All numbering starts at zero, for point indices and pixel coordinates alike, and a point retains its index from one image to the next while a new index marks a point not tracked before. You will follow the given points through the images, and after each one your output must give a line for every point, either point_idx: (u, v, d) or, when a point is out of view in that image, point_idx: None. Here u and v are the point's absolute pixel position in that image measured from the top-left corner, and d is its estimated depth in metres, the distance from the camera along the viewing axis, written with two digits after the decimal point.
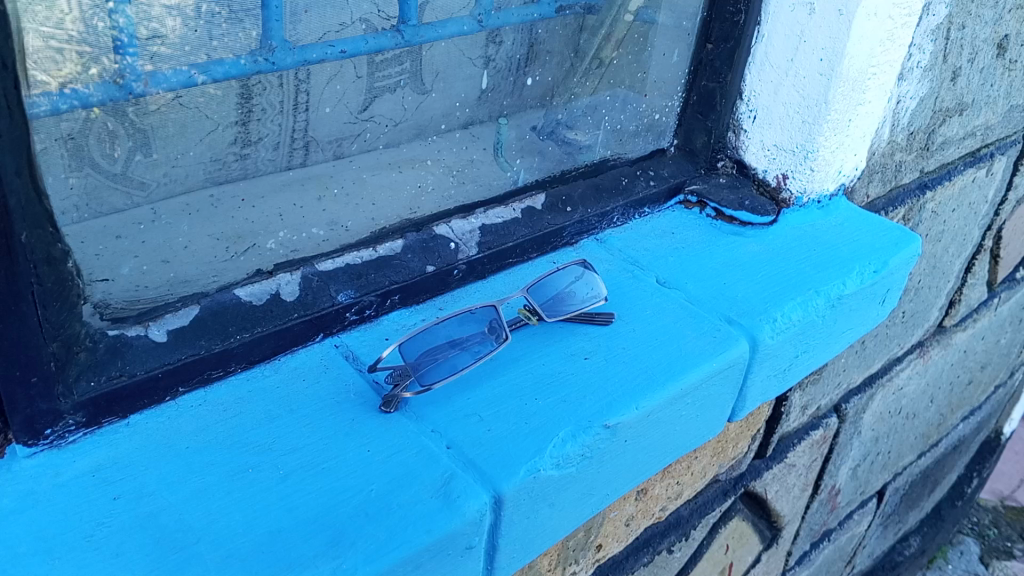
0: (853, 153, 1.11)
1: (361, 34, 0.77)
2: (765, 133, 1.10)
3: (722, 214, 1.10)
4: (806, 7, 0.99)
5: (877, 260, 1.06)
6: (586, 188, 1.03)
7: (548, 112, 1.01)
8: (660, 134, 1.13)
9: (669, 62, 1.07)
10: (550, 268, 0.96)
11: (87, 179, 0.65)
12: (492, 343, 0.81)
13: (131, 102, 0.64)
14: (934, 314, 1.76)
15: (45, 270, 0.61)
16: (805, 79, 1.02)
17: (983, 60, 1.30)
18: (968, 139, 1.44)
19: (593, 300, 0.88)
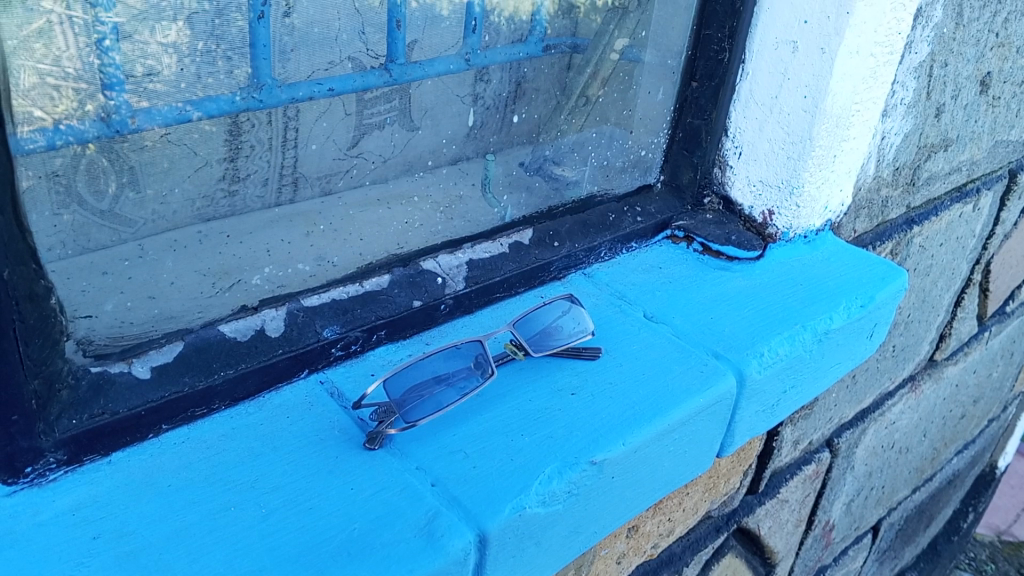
0: (839, 188, 1.12)
1: (349, 72, 0.78)
2: (751, 168, 1.11)
3: (709, 248, 1.10)
4: (789, 46, 1.00)
5: (864, 294, 1.06)
6: (573, 224, 1.05)
7: (535, 148, 1.01)
8: (647, 170, 1.13)
9: (654, 100, 1.08)
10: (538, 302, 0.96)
11: (75, 216, 0.65)
12: (478, 379, 0.81)
13: (121, 139, 0.65)
14: (925, 348, 1.76)
15: (27, 306, 0.62)
16: (789, 116, 1.03)
17: (967, 96, 1.31)
18: (954, 174, 1.45)
19: (581, 334, 0.89)
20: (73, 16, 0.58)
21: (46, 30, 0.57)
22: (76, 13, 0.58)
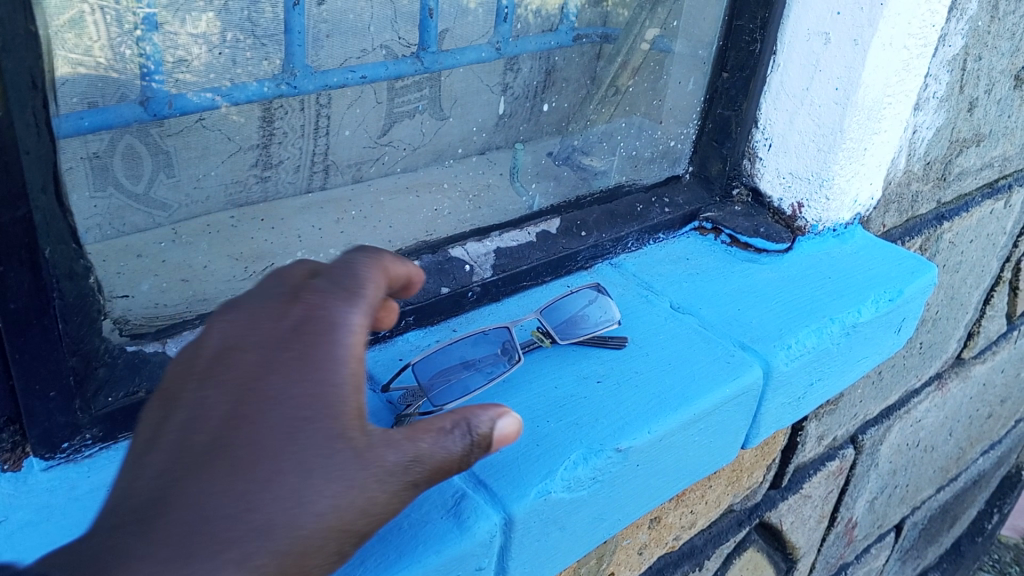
0: (869, 182, 1.10)
1: (381, 60, 0.80)
2: (780, 160, 1.09)
3: (737, 240, 1.10)
4: (821, 38, 0.98)
5: (893, 287, 1.05)
6: (601, 213, 1.03)
7: (564, 138, 1.03)
8: (676, 160, 1.12)
9: (685, 90, 1.07)
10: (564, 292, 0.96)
11: (111, 199, 0.67)
12: (505, 365, 0.82)
13: (156, 123, 0.67)
14: (953, 345, 1.75)
15: (67, 284, 0.63)
16: (820, 107, 1.01)
17: (1001, 91, 1.30)
18: (985, 170, 1.44)
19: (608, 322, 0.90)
20: (105, 5, 0.59)
21: (78, 19, 0.58)
22: (108, 5, 0.59)
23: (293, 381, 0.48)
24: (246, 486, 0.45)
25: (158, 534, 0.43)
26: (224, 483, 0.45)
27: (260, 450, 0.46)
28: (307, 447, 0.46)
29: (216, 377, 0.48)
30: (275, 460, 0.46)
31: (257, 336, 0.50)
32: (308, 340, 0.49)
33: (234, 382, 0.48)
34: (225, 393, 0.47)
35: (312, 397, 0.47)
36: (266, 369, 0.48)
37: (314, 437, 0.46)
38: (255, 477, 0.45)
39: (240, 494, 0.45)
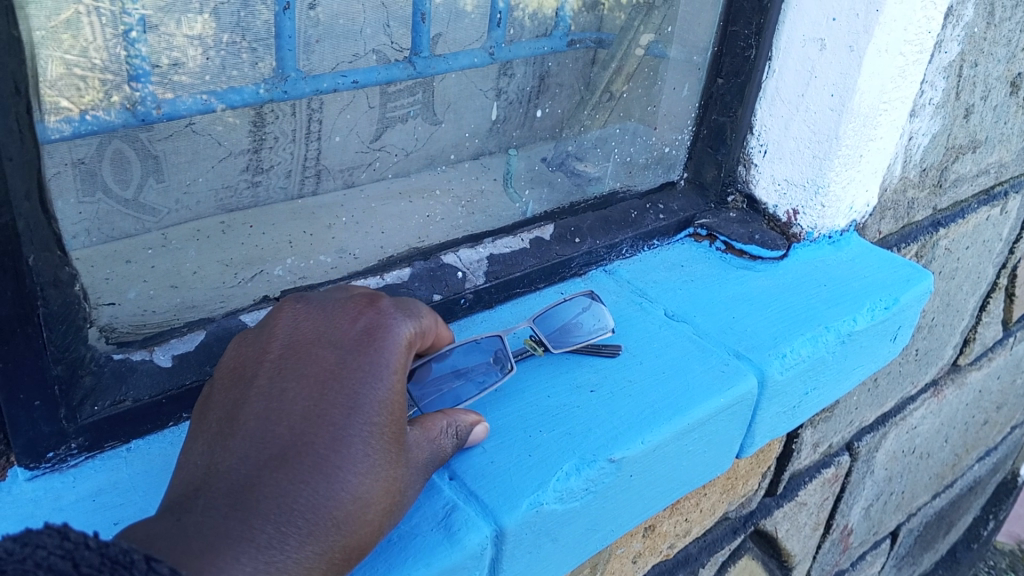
0: (865, 189, 1.10)
1: (373, 65, 0.79)
2: (776, 167, 1.08)
3: (732, 248, 1.09)
4: (817, 44, 0.97)
5: (888, 295, 1.05)
6: (596, 220, 1.03)
7: (557, 144, 1.01)
8: (671, 167, 1.12)
9: (679, 96, 1.07)
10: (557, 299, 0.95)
11: (99, 205, 0.66)
12: (497, 374, 0.81)
13: (145, 128, 0.66)
14: (949, 352, 1.74)
15: (52, 292, 0.62)
16: (816, 114, 1.00)
17: (997, 98, 1.29)
18: (982, 177, 1.43)
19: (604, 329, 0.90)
20: (101, 7, 0.58)
21: (74, 20, 0.57)
22: (104, 5, 0.59)
23: (359, 384, 0.62)
24: (328, 470, 0.57)
25: (255, 517, 0.54)
26: (307, 470, 0.57)
27: (339, 439, 0.59)
28: (375, 435, 0.60)
29: (294, 376, 0.62)
30: (351, 448, 0.59)
31: (325, 342, 0.65)
32: (368, 348, 0.64)
33: (311, 381, 0.62)
34: (305, 389, 0.61)
35: (376, 399, 0.61)
36: (337, 372, 0.62)
37: (378, 428, 0.60)
38: (334, 462, 0.58)
39: (322, 477, 0.57)
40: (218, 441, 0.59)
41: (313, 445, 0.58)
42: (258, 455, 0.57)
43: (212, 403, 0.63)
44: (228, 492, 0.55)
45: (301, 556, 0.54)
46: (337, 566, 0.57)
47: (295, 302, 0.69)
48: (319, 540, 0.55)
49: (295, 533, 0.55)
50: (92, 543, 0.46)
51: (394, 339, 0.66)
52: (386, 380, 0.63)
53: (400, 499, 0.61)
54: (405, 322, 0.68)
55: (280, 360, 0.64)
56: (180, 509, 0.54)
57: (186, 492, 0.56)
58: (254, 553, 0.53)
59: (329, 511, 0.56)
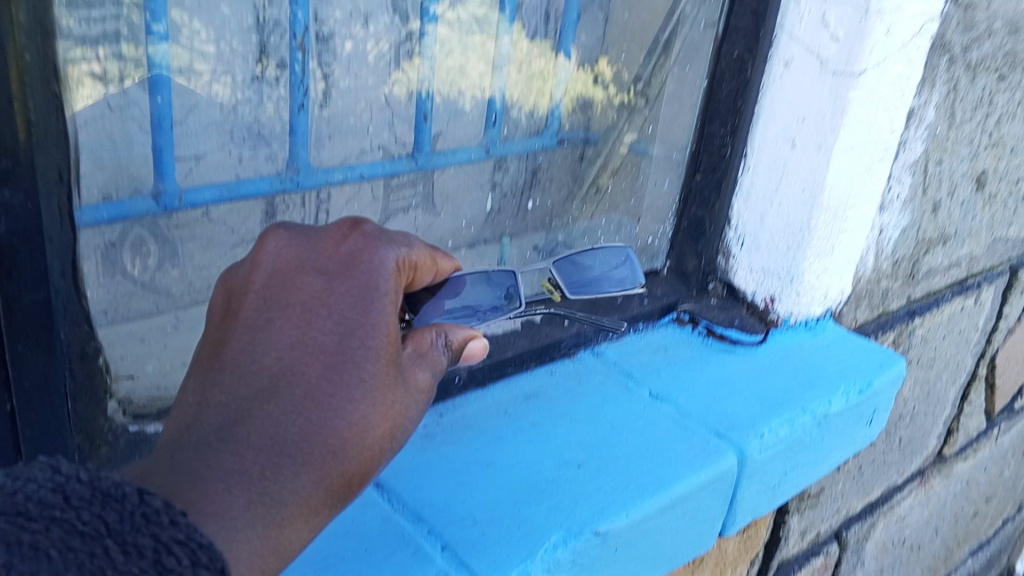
0: (838, 278, 1.16)
1: (379, 159, 0.90)
2: (753, 257, 1.14)
3: (713, 331, 1.15)
4: (788, 143, 1.04)
5: (862, 379, 1.10)
6: (583, 304, 1.07)
7: (548, 234, 1.10)
8: (653, 256, 1.17)
9: (661, 190, 1.14)
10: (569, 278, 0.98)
11: (120, 285, 0.72)
12: (502, 310, 0.84)
13: (166, 216, 0.75)
14: (933, 442, 1.78)
15: (77, 364, 0.67)
16: (789, 207, 1.07)
17: (963, 194, 1.37)
18: (953, 269, 1.50)
19: (631, 285, 1.00)
20: (127, 107, 0.68)
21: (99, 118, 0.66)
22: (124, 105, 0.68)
23: (346, 313, 0.63)
24: (322, 402, 0.61)
25: (250, 451, 0.58)
26: (299, 403, 0.61)
27: (330, 374, 0.62)
28: (366, 361, 0.63)
29: (280, 305, 0.64)
30: (342, 381, 0.62)
31: (312, 267, 0.65)
32: (355, 273, 0.65)
33: (296, 310, 0.63)
34: (293, 317, 0.63)
35: (364, 327, 0.63)
36: (325, 301, 0.64)
37: (368, 356, 0.63)
38: (326, 393, 0.61)
39: (316, 411, 0.61)
40: (208, 371, 0.62)
41: (301, 378, 0.61)
42: (247, 387, 0.61)
43: (205, 330, 0.65)
44: (220, 424, 0.59)
45: (300, 484, 0.59)
46: (339, 490, 0.61)
47: (280, 224, 0.69)
48: (316, 469, 0.60)
49: (290, 464, 0.59)
50: (82, 478, 0.51)
51: (381, 262, 0.66)
52: (375, 306, 0.64)
53: (398, 424, 0.64)
54: (390, 245, 0.68)
55: (264, 286, 0.65)
56: (175, 443, 0.58)
57: (181, 424, 0.60)
58: (249, 487, 0.57)
59: (325, 439, 0.60)
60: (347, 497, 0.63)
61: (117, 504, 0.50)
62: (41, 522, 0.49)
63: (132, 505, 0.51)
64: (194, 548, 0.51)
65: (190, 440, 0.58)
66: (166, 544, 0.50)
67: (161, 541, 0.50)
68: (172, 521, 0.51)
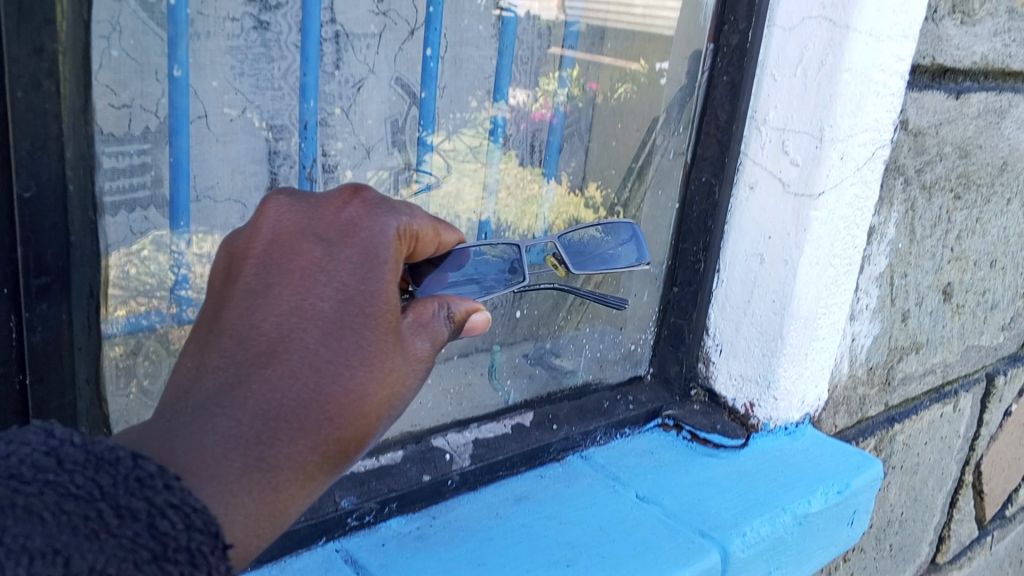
0: (814, 383, 1.21)
1: None
2: (731, 364, 1.21)
3: (697, 436, 1.19)
4: (757, 258, 1.13)
5: (840, 480, 1.14)
6: (570, 408, 1.15)
7: (536, 342, 1.17)
8: (637, 362, 1.25)
9: (641, 301, 1.22)
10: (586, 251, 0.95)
11: (134, 394, 0.84)
12: (505, 283, 0.85)
13: (181, 326, 0.87)
14: (925, 550, 1.80)
15: None
16: (762, 317, 1.14)
17: (930, 304, 1.44)
18: (929, 375, 1.55)
19: (637, 262, 0.96)
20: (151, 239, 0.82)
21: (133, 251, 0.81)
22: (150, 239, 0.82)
23: (346, 280, 0.64)
24: (319, 369, 0.61)
25: (247, 415, 0.57)
26: (296, 368, 0.60)
27: (329, 340, 0.61)
28: (364, 328, 0.63)
29: (279, 272, 0.64)
30: (341, 348, 0.62)
31: (311, 234, 0.66)
32: (355, 241, 0.65)
33: (296, 276, 0.63)
34: (292, 284, 0.63)
35: (364, 294, 0.64)
36: (324, 268, 0.64)
37: (368, 323, 0.63)
38: (324, 360, 0.61)
39: (314, 377, 0.60)
40: (207, 337, 0.61)
41: (299, 343, 0.61)
42: (245, 352, 0.60)
43: (204, 303, 0.65)
44: (218, 388, 0.58)
45: (297, 449, 0.58)
46: (336, 456, 0.60)
47: (281, 192, 0.69)
48: (314, 435, 0.59)
49: (288, 429, 0.58)
50: (75, 442, 0.49)
51: (383, 229, 0.67)
52: (376, 273, 0.65)
53: (398, 391, 0.64)
54: (391, 213, 0.68)
55: (265, 252, 0.65)
56: (172, 408, 0.57)
57: (178, 390, 0.59)
58: (245, 450, 0.56)
59: (322, 406, 0.60)
60: (345, 463, 0.62)
61: (111, 467, 0.48)
62: (34, 485, 0.46)
63: (126, 468, 0.48)
64: (188, 512, 0.49)
65: (186, 404, 0.56)
66: (160, 508, 0.48)
67: (155, 504, 0.48)
68: (166, 486, 0.49)
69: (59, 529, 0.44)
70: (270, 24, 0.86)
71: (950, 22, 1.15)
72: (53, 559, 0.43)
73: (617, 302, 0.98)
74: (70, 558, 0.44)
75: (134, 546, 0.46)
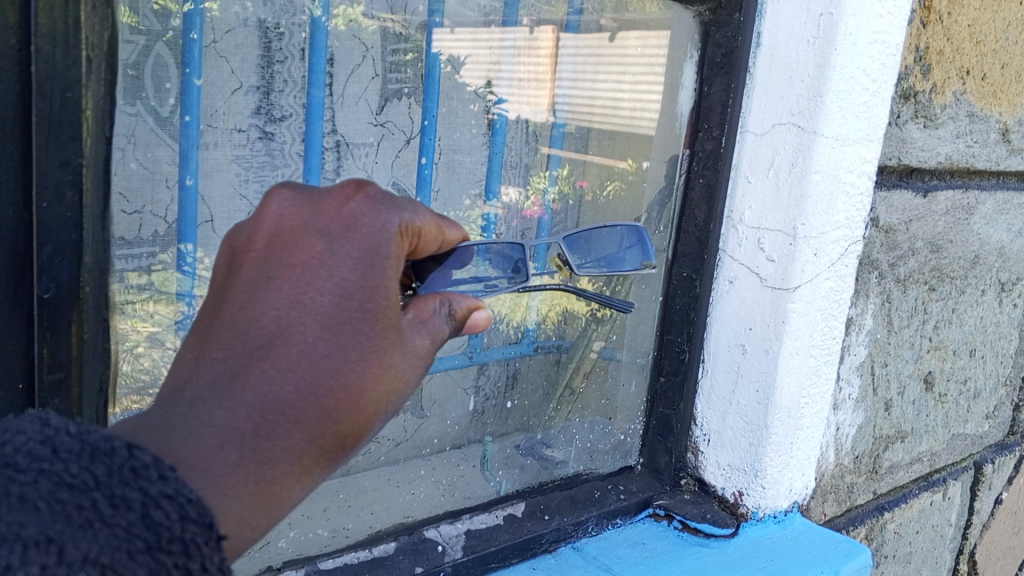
0: (800, 471, 1.24)
1: None
2: (719, 453, 1.23)
3: (687, 525, 1.20)
4: (739, 348, 1.16)
5: (830, 566, 1.14)
6: (562, 498, 1.16)
7: (528, 433, 1.21)
8: (627, 453, 1.28)
9: (629, 390, 1.26)
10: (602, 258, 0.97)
11: None
12: (507, 280, 0.89)
13: None
14: None
15: None
16: (745, 408, 1.17)
17: (913, 392, 1.47)
18: (916, 464, 1.57)
19: (641, 264, 1.00)
20: (157, 337, 0.87)
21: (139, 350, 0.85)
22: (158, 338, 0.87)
23: (346, 275, 0.63)
24: (317, 361, 0.60)
25: (243, 407, 0.57)
26: (294, 362, 0.60)
27: (328, 334, 0.61)
28: (364, 324, 0.63)
29: (280, 264, 0.63)
30: (339, 342, 0.62)
31: (312, 227, 0.65)
32: (356, 236, 0.65)
33: (297, 270, 0.63)
34: (291, 276, 0.62)
35: (363, 289, 0.63)
36: (325, 262, 0.63)
37: (366, 318, 0.63)
38: (322, 352, 0.61)
39: (312, 369, 0.60)
40: (207, 328, 0.61)
41: (299, 336, 0.60)
42: (244, 344, 0.59)
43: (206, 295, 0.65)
44: (216, 379, 0.58)
45: (293, 442, 0.58)
46: (332, 448, 0.61)
47: (285, 185, 0.69)
48: (310, 428, 0.59)
49: (284, 422, 0.58)
50: (71, 431, 0.49)
51: (385, 225, 0.66)
52: (376, 268, 0.64)
53: (395, 385, 0.65)
54: (394, 209, 0.68)
55: (266, 246, 0.64)
56: (170, 398, 0.57)
57: (177, 379, 0.59)
58: (241, 442, 0.56)
59: (319, 398, 0.60)
60: (340, 455, 0.62)
61: (105, 457, 0.48)
62: (30, 474, 0.47)
63: (121, 458, 0.48)
64: (183, 503, 0.49)
65: (184, 395, 0.56)
66: (155, 499, 0.48)
67: (151, 494, 0.48)
68: (160, 477, 0.49)
69: (53, 518, 0.45)
70: (274, 135, 0.92)
71: (913, 126, 1.22)
72: (46, 547, 0.44)
73: (622, 304, 1.01)
74: (64, 547, 0.45)
75: (129, 535, 0.47)
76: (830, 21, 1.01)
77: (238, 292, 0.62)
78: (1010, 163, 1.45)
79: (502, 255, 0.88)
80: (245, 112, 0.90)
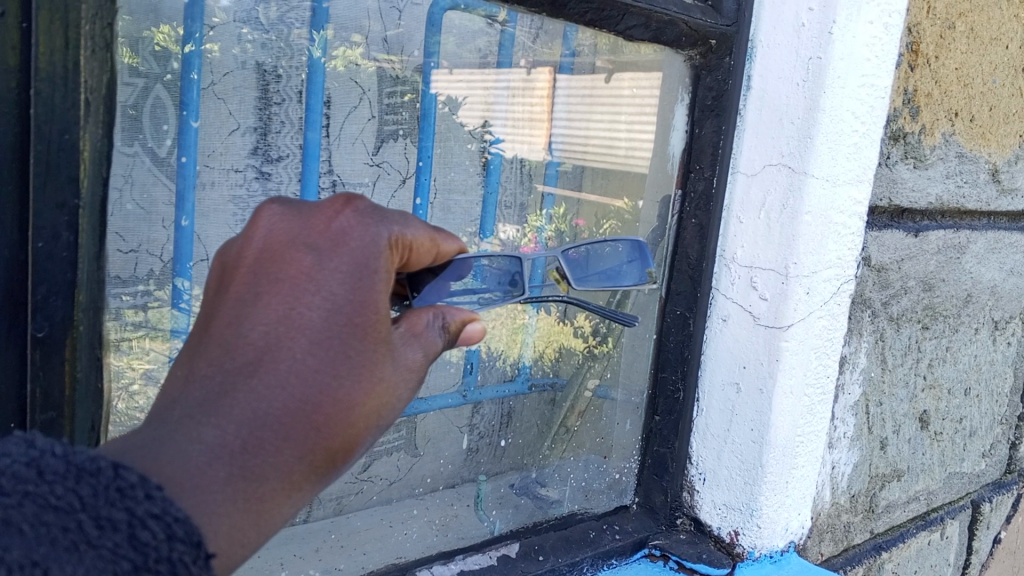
0: (796, 511, 1.23)
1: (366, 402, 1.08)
2: (715, 492, 1.22)
3: (683, 565, 1.19)
4: (733, 387, 1.17)
5: None
6: (557, 538, 1.14)
7: (523, 473, 1.22)
8: (622, 491, 1.27)
9: (624, 429, 1.26)
10: (603, 272, 0.97)
11: None
12: (502, 296, 0.89)
13: None
14: None
15: None
16: (741, 446, 1.17)
17: (908, 431, 1.47)
18: (912, 503, 1.57)
19: (644, 274, 1.01)
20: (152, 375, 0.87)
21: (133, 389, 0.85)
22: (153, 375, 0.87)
23: (335, 289, 0.63)
24: (306, 376, 0.60)
25: (232, 424, 0.56)
26: (282, 377, 0.60)
27: (316, 348, 0.61)
28: (352, 339, 0.63)
29: (269, 280, 0.63)
30: (328, 356, 0.62)
31: (300, 242, 0.65)
32: (344, 250, 0.65)
33: (285, 285, 0.63)
34: (280, 292, 0.63)
35: (352, 304, 0.64)
36: (314, 276, 0.63)
37: (355, 333, 0.63)
38: (310, 366, 0.61)
39: (300, 384, 0.60)
40: (196, 346, 0.61)
41: (288, 351, 0.60)
42: (232, 361, 0.60)
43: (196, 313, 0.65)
44: (205, 396, 0.57)
45: (283, 458, 0.58)
46: (323, 464, 0.61)
47: (275, 201, 0.70)
48: (300, 444, 0.59)
49: (273, 438, 0.58)
50: (56, 453, 0.49)
51: (373, 240, 0.67)
52: (364, 283, 0.65)
53: (385, 400, 0.65)
54: (381, 224, 0.69)
55: (255, 264, 0.65)
56: (158, 417, 0.57)
57: (166, 399, 0.59)
58: (230, 459, 0.55)
59: (308, 413, 0.60)
60: (331, 472, 0.62)
61: (91, 477, 0.48)
62: (14, 497, 0.46)
63: (107, 478, 0.48)
64: (170, 522, 0.48)
65: (172, 413, 0.56)
66: (142, 518, 0.47)
67: (137, 515, 0.47)
68: (147, 496, 0.49)
69: (38, 541, 0.45)
70: (270, 175, 0.94)
71: (903, 167, 1.24)
72: (30, 570, 0.44)
73: (627, 317, 1.01)
74: (49, 570, 0.44)
75: (115, 557, 0.46)
76: (819, 65, 1.03)
77: (227, 310, 0.63)
78: (1000, 203, 1.46)
79: (501, 269, 0.88)
80: (242, 152, 0.91)
